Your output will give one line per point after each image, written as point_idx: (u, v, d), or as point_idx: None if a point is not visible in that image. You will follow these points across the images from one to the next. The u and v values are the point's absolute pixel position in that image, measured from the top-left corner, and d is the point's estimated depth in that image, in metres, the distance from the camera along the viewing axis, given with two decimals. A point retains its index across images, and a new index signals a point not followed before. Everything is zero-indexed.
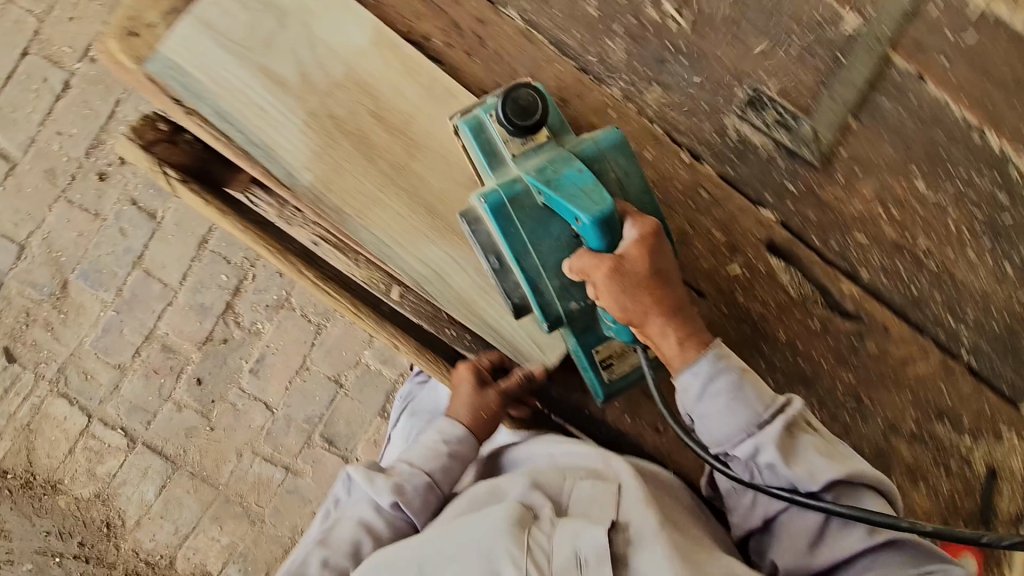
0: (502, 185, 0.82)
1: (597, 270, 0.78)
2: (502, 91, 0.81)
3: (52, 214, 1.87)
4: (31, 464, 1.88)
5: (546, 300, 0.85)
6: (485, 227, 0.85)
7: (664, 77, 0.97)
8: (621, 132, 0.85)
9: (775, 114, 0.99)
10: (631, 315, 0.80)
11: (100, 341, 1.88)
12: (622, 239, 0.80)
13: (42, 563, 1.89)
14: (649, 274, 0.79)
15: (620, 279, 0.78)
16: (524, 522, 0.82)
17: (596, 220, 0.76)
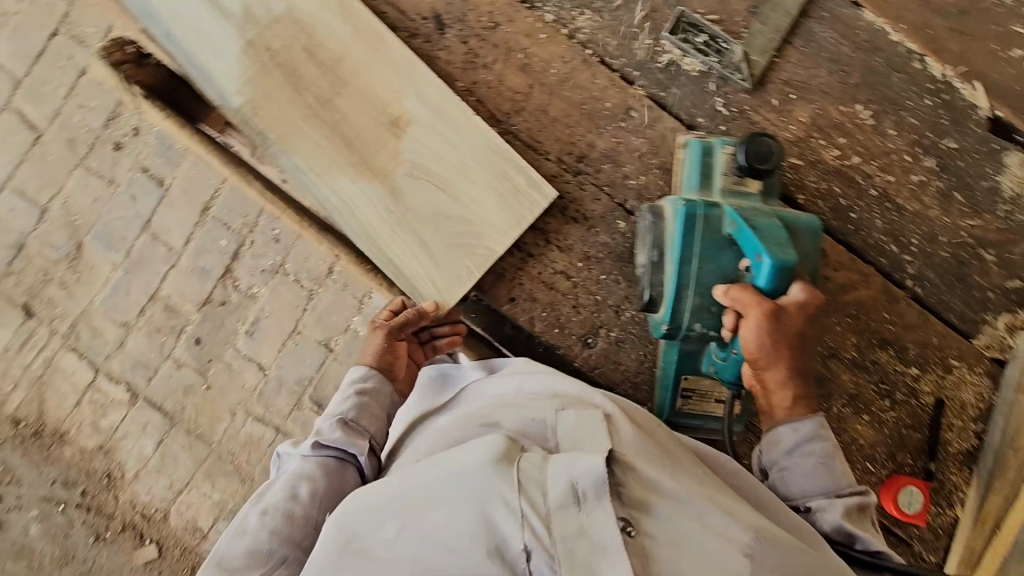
0: (703, 202, 0.86)
1: (755, 304, 0.78)
2: (752, 133, 0.84)
3: (71, 181, 2.03)
4: (42, 414, 2.01)
5: (678, 307, 0.87)
6: (662, 225, 0.90)
7: (595, 3, 1.01)
8: (821, 224, 0.87)
9: (705, 38, 1.01)
10: (764, 357, 0.80)
11: (109, 300, 2.02)
12: (788, 293, 0.80)
13: (48, 510, 2.00)
14: (797, 333, 0.79)
15: (772, 324, 0.78)
16: (510, 457, 0.63)
17: (778, 266, 0.77)
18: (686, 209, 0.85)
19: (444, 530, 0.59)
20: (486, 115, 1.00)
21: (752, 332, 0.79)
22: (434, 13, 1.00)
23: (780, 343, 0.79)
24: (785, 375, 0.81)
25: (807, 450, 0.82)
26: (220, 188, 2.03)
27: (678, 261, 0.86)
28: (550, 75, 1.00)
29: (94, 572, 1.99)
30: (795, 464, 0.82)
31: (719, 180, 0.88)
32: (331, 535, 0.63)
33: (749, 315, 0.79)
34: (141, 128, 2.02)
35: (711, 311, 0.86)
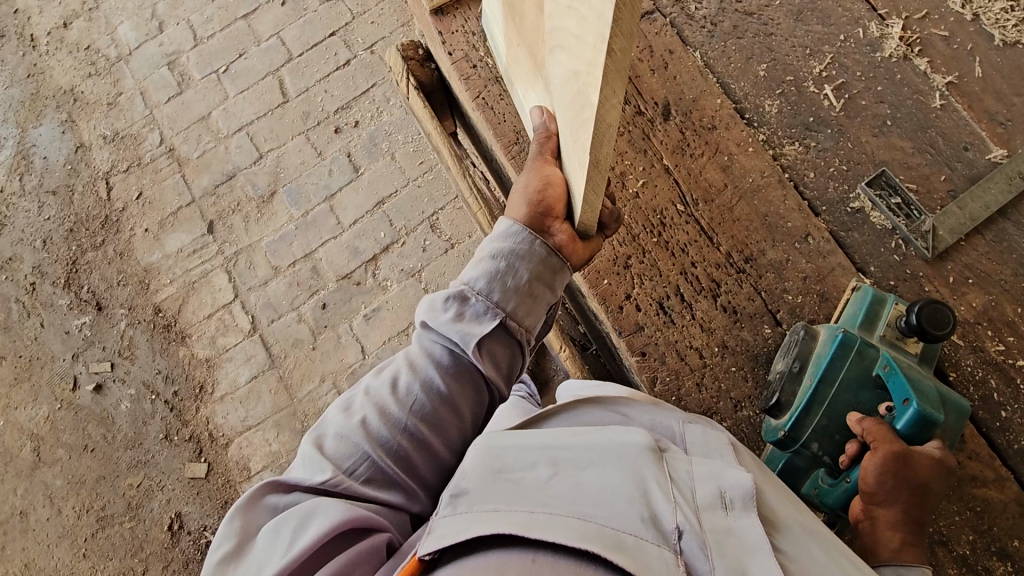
0: (861, 337, 0.91)
1: (885, 440, 0.80)
2: (930, 298, 0.90)
3: (291, 142, 2.40)
4: (178, 312, 2.28)
5: (803, 421, 0.90)
6: (813, 344, 0.94)
7: (806, 140, 1.13)
8: (971, 407, 0.89)
9: (899, 200, 1.08)
10: (879, 496, 0.79)
11: (273, 244, 2.31)
12: (921, 445, 0.82)
13: (141, 394, 2.21)
14: (922, 483, 0.79)
15: (897, 466, 0.79)
16: (659, 452, 0.67)
17: (920, 414, 0.81)
18: (843, 337, 0.90)
19: (604, 485, 0.61)
20: (678, 193, 1.11)
21: (873, 462, 0.79)
22: (666, 101, 1.16)
23: (903, 484, 0.78)
24: (897, 519, 0.78)
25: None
26: (399, 191, 2.32)
27: (819, 377, 0.90)
28: (746, 182, 1.11)
29: (148, 466, 2.14)
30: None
31: (883, 328, 0.95)
32: (479, 461, 0.65)
33: (875, 450, 0.80)
34: (361, 123, 2.39)
35: (831, 437, 0.90)
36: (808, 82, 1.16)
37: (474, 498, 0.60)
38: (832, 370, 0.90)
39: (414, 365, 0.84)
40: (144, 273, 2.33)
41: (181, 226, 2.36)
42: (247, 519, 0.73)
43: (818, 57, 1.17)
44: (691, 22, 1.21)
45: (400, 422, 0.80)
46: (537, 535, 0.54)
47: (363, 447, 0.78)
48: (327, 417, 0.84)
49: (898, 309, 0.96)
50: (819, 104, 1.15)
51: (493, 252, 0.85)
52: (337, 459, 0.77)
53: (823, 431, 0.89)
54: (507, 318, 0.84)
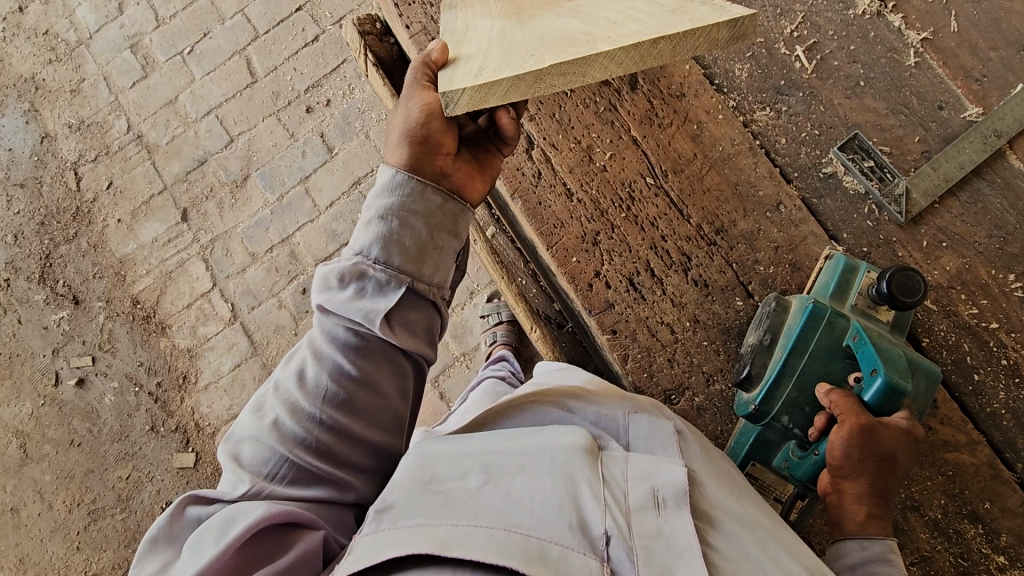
0: (831, 306, 0.90)
1: (853, 413, 0.79)
2: (901, 264, 0.89)
3: (262, 124, 2.33)
4: (157, 303, 2.25)
5: (776, 393, 0.89)
6: (783, 314, 0.93)
7: (778, 104, 1.10)
8: (942, 374, 0.87)
9: (872, 163, 1.05)
10: (846, 471, 0.79)
11: (249, 230, 2.26)
12: (889, 415, 0.82)
13: (124, 387, 2.19)
14: (888, 456, 0.78)
15: (866, 439, 0.78)
16: (595, 453, 0.69)
17: (890, 384, 0.80)
18: (813, 307, 0.89)
19: (529, 493, 0.64)
20: (646, 165, 1.08)
21: (842, 435, 0.79)
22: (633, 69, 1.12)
23: (870, 457, 0.78)
24: (863, 492, 0.78)
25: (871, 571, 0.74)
26: (375, 170, 2.27)
27: (790, 349, 0.88)
28: (717, 151, 1.08)
29: (135, 457, 2.14)
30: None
31: (854, 297, 0.93)
32: (413, 471, 0.68)
33: (843, 423, 0.80)
34: (333, 101, 2.32)
35: (802, 410, 0.89)
36: (778, 44, 1.12)
37: (400, 511, 0.62)
38: (801, 341, 0.88)
39: (318, 354, 0.82)
40: (119, 264, 2.29)
41: (155, 216, 2.31)
42: (173, 534, 0.72)
43: (789, 17, 1.12)
44: None
45: (313, 415, 0.79)
46: (455, 553, 0.56)
47: (280, 449, 0.77)
48: (243, 421, 0.83)
49: (870, 277, 0.94)
50: (790, 66, 1.11)
51: (381, 210, 0.84)
52: (256, 464, 0.77)
53: (793, 403, 0.89)
54: (411, 282, 0.84)
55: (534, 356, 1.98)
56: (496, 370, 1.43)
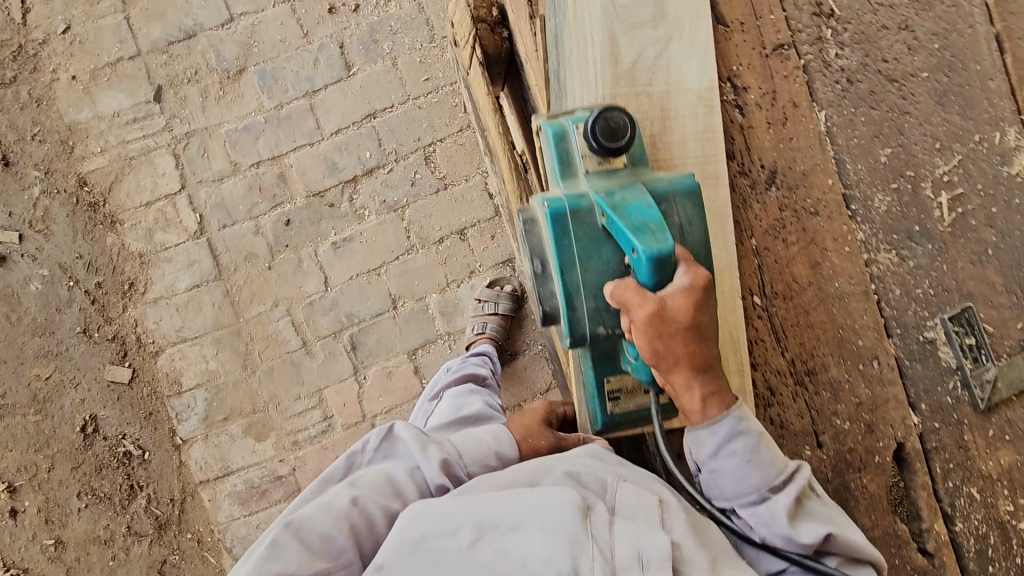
0: (568, 197, 0.88)
1: (639, 307, 0.78)
2: (598, 108, 0.84)
3: (273, 11, 1.95)
4: (108, 192, 1.92)
5: (575, 316, 0.88)
6: (538, 230, 0.93)
7: (904, 251, 1.01)
8: (696, 181, 0.88)
9: (973, 342, 1.01)
10: (660, 359, 0.80)
11: (234, 134, 1.95)
12: (671, 280, 0.79)
13: (56, 277, 1.91)
14: (689, 325, 0.78)
15: (657, 323, 0.78)
16: (585, 513, 0.85)
17: (651, 255, 0.78)
18: (553, 206, 0.87)
19: (522, 552, 0.81)
20: (759, 281, 0.98)
21: (642, 338, 0.79)
22: (774, 167, 0.98)
23: (679, 334, 0.79)
24: (689, 377, 0.82)
25: (729, 449, 0.85)
26: (395, 105, 1.97)
27: (560, 267, 0.87)
28: (833, 287, 0.99)
29: (60, 359, 1.92)
30: (720, 463, 0.86)
31: (580, 167, 0.89)
32: (409, 525, 0.85)
33: (635, 318, 0.79)
34: (363, 9, 1.97)
35: (609, 312, 0.88)
36: (927, 185, 1.01)
37: (392, 568, 0.81)
38: (588, 240, 0.87)
39: (399, 491, 0.97)
40: (67, 132, 1.92)
41: (119, 84, 1.92)
42: None
43: (946, 155, 1.01)
44: (827, 73, 0.99)
45: (380, 536, 0.92)
46: None
47: (348, 553, 0.88)
48: (314, 510, 0.91)
49: (581, 135, 0.89)
50: (929, 211, 1.01)
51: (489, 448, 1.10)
52: (321, 551, 0.87)
53: (596, 314, 0.87)
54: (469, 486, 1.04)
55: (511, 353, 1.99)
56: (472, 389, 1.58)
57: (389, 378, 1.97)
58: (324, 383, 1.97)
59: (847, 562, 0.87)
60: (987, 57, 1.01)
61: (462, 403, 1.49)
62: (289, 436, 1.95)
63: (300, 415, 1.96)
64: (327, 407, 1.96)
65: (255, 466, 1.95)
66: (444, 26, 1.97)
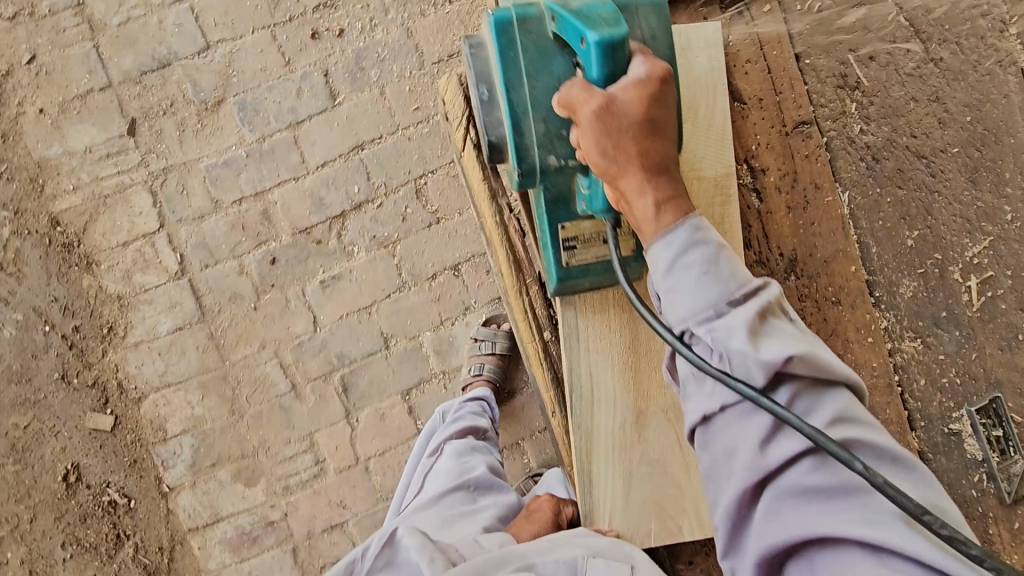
0: (516, 8, 0.86)
1: (585, 102, 0.73)
2: None
3: (251, 37, 1.84)
4: (83, 232, 1.84)
5: (525, 143, 0.86)
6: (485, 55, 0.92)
7: (929, 338, 0.98)
8: None
9: (1000, 435, 0.96)
10: (607, 165, 0.75)
11: (214, 170, 1.85)
12: (625, 74, 0.75)
13: (30, 322, 1.84)
14: (639, 117, 0.73)
15: (604, 117, 0.73)
16: None
17: (602, 41, 0.74)
18: (499, 17, 0.85)
19: None
20: None
21: (590, 137, 0.74)
22: (795, 254, 0.97)
23: (629, 127, 0.73)
24: (642, 180, 0.74)
25: (686, 259, 0.73)
26: (383, 136, 1.87)
27: (504, 84, 0.85)
28: (857, 380, 0.96)
29: (38, 407, 1.85)
30: (674, 278, 0.74)
31: None
32: None
33: (580, 117, 0.75)
34: (347, 34, 1.86)
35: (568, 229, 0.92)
36: (955, 269, 0.97)
37: None
38: (538, 47, 0.84)
39: None
40: (37, 169, 1.83)
41: (92, 118, 1.83)
42: None
43: (975, 236, 0.97)
44: (850, 151, 0.98)
45: None
46: None
47: None
48: None
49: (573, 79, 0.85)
50: (958, 298, 0.98)
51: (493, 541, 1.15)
52: None
53: (546, 139, 0.85)
54: None
55: (511, 393, 1.91)
56: (472, 444, 1.45)
57: (382, 421, 1.89)
58: (315, 427, 1.88)
59: (807, 391, 0.70)
60: (1022, 127, 0.97)
61: (465, 466, 1.37)
62: (280, 482, 1.88)
63: (290, 460, 1.88)
64: (318, 451, 1.88)
65: (246, 513, 1.88)
66: (433, 51, 1.86)
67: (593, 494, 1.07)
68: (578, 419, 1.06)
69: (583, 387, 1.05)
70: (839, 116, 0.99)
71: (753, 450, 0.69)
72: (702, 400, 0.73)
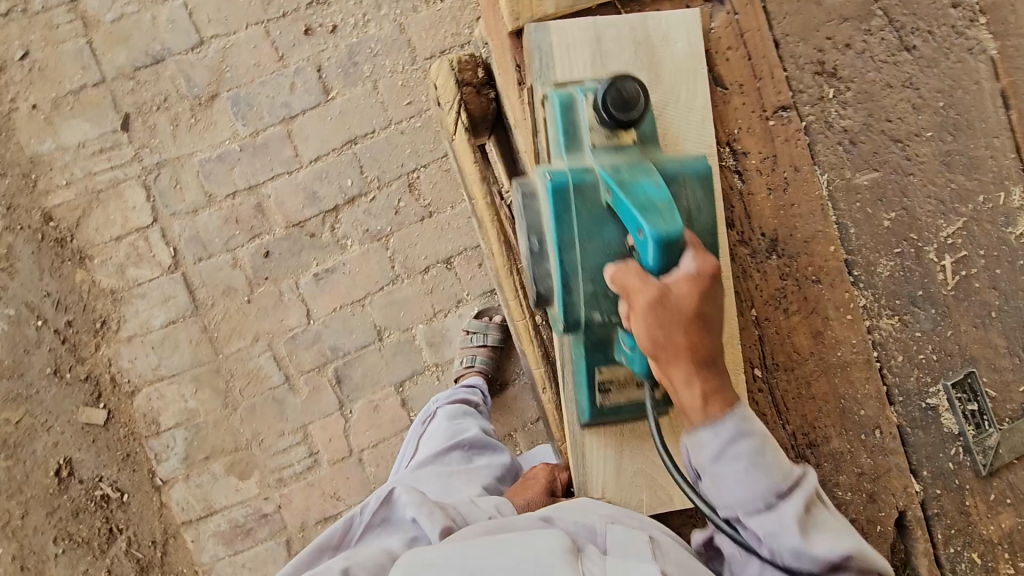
0: (573, 170, 0.84)
1: (639, 293, 0.73)
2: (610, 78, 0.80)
3: (244, 33, 1.86)
4: (75, 227, 1.84)
5: (572, 302, 0.85)
6: (536, 205, 0.88)
7: (907, 317, 1.01)
8: (709, 163, 0.84)
9: (975, 409, 1.00)
10: (657, 349, 0.74)
11: (208, 164, 1.86)
12: (676, 265, 0.74)
13: (23, 317, 1.84)
14: (692, 314, 0.72)
15: (660, 312, 0.73)
16: (574, 553, 0.84)
17: (658, 235, 0.72)
18: (554, 180, 0.83)
19: None
20: (761, 351, 1.00)
21: (641, 324, 0.74)
22: (775, 235, 1.01)
23: (675, 325, 0.73)
24: (690, 372, 0.74)
25: (734, 452, 0.76)
26: (376, 130, 1.89)
27: (558, 249, 0.83)
28: (837, 356, 1.00)
29: (31, 402, 1.86)
30: (723, 467, 0.77)
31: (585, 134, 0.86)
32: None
33: (636, 303, 0.74)
34: (340, 30, 1.88)
35: (607, 297, 0.84)
36: (929, 249, 1.01)
37: None
38: (590, 218, 0.82)
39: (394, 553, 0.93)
40: (29, 164, 1.84)
41: (85, 113, 1.84)
42: None
43: (949, 217, 1.01)
44: (829, 135, 1.02)
45: None
46: None
47: None
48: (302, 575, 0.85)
49: (589, 106, 0.87)
50: (933, 276, 1.01)
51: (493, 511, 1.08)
52: None
53: (593, 300, 0.84)
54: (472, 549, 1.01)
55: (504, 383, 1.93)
56: (465, 411, 1.48)
57: (376, 413, 1.91)
58: (309, 419, 1.90)
59: (858, 567, 0.78)
60: (993, 113, 1.01)
61: (458, 428, 1.39)
62: (274, 474, 1.88)
63: (285, 452, 1.89)
64: (312, 443, 1.89)
65: (240, 505, 1.89)
66: (425, 47, 1.88)
67: (586, 467, 1.05)
68: (568, 394, 1.06)
69: (573, 362, 1.06)
70: (818, 101, 1.02)
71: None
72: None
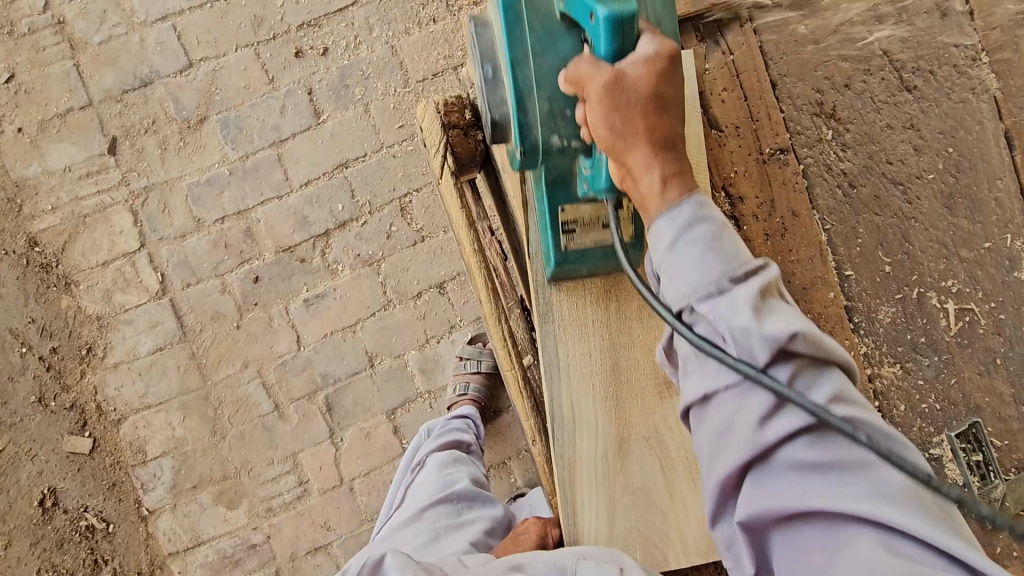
0: None
1: (593, 76, 0.68)
2: None
3: (234, 54, 1.84)
4: (61, 252, 1.81)
5: (529, 120, 0.83)
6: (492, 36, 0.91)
7: (910, 364, 0.98)
8: None
9: (980, 459, 0.96)
10: (615, 140, 0.68)
11: (196, 188, 1.83)
12: (633, 50, 0.70)
13: (8, 343, 1.81)
14: (648, 95, 0.67)
15: (614, 94, 0.67)
16: None
17: (612, 15, 0.69)
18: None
19: None
20: None
21: (597, 112, 0.68)
22: (773, 282, 0.98)
23: (631, 109, 0.67)
24: (649, 154, 0.68)
25: (688, 234, 0.66)
26: (368, 154, 1.86)
27: (511, 62, 0.82)
28: None
29: (14, 430, 1.82)
30: (676, 255, 0.65)
31: None
32: None
33: (590, 91, 0.69)
34: (331, 52, 1.85)
35: (565, 118, 0.84)
36: (931, 294, 0.99)
37: None
38: (542, 23, 0.82)
39: None
40: (14, 188, 1.81)
41: (71, 136, 1.81)
42: None
43: (951, 261, 0.98)
44: (827, 177, 1.00)
45: None
46: None
47: None
48: None
49: None
50: (935, 323, 0.99)
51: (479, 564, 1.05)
52: None
53: (551, 119, 0.83)
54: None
55: (497, 411, 1.89)
56: (455, 456, 1.43)
57: (368, 440, 1.87)
58: (298, 448, 1.86)
59: (808, 370, 0.61)
60: (996, 153, 0.98)
61: (448, 479, 1.34)
62: (263, 504, 1.84)
63: (274, 481, 1.85)
64: (302, 472, 1.85)
65: (228, 536, 1.84)
66: (418, 69, 1.86)
67: (578, 523, 1.02)
68: (560, 446, 1.02)
69: (565, 416, 1.02)
70: (816, 142, 1.00)
71: (748, 428, 0.60)
72: (704, 378, 0.65)
